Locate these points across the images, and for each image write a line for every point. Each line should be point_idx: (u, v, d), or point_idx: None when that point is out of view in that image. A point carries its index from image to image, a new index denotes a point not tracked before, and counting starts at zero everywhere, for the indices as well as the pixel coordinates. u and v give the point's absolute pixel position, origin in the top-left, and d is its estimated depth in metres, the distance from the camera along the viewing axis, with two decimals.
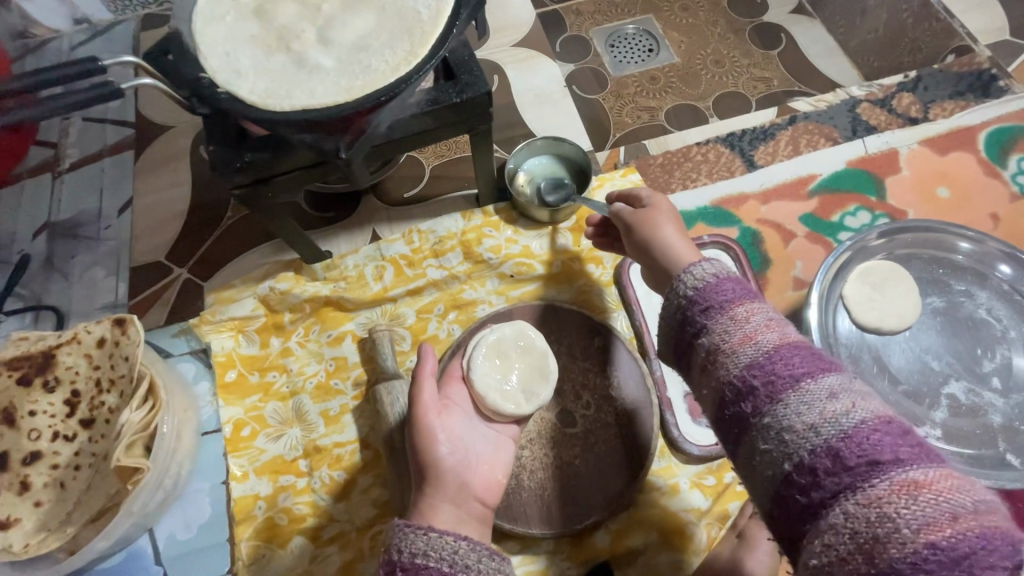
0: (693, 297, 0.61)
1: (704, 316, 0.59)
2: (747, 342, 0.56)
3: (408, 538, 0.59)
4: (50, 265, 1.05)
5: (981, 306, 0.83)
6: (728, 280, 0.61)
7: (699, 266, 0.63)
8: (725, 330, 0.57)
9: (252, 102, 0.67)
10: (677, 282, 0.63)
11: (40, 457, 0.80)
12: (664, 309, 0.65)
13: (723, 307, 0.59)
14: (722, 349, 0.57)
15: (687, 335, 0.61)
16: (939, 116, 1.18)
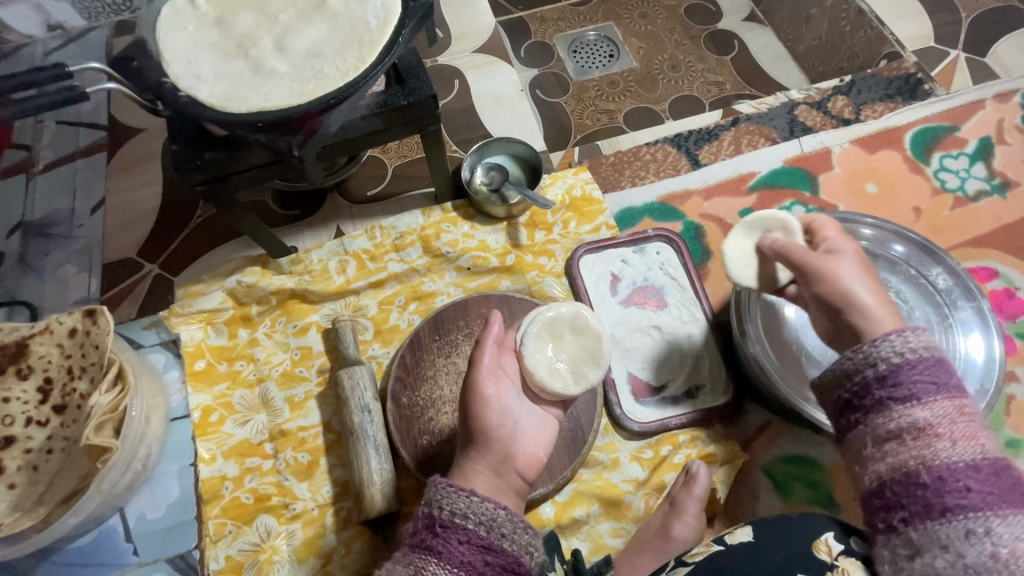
0: (896, 363, 0.63)
1: (913, 386, 0.61)
2: (965, 436, 0.59)
3: (450, 498, 0.65)
4: (24, 262, 1.09)
5: (890, 290, 0.92)
6: (943, 362, 0.63)
7: (921, 332, 0.64)
8: (945, 413, 0.60)
9: (211, 105, 0.73)
10: (887, 337, 0.64)
11: (13, 441, 0.84)
12: (851, 355, 0.65)
13: (937, 386, 0.61)
14: (931, 424, 0.59)
15: (879, 391, 0.63)
16: (870, 118, 1.26)
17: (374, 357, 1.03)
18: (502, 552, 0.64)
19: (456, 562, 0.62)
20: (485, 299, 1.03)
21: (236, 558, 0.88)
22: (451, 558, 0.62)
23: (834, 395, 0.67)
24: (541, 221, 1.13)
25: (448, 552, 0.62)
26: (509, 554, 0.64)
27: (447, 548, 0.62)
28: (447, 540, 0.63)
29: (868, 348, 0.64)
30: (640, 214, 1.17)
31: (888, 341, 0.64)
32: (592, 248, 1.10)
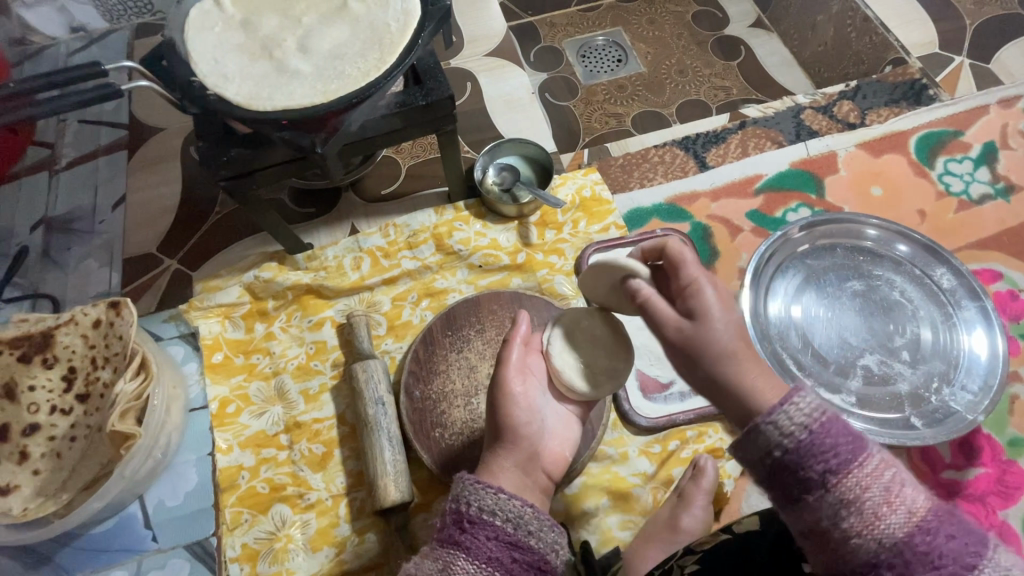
0: (793, 444, 0.51)
1: (820, 468, 0.51)
2: (891, 502, 0.49)
3: (478, 494, 0.63)
4: (47, 256, 1.12)
5: (895, 289, 0.94)
6: (829, 431, 0.51)
7: (793, 410, 0.52)
8: (838, 506, 0.50)
9: (237, 103, 0.75)
10: (773, 416, 0.52)
11: (38, 428, 0.87)
12: (747, 443, 0.54)
13: (843, 457, 0.51)
14: (852, 505, 0.50)
15: (790, 481, 0.52)
16: (875, 122, 1.28)
17: (387, 352, 1.06)
18: (529, 549, 0.62)
19: (483, 558, 0.60)
20: (497, 295, 1.05)
21: (252, 545, 0.90)
22: (479, 554, 0.60)
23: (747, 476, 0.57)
24: (551, 221, 1.16)
25: (476, 548, 0.60)
26: (535, 551, 0.62)
27: (474, 544, 0.60)
28: (475, 536, 0.61)
29: (760, 436, 0.53)
30: (648, 215, 1.19)
31: (778, 420, 0.52)
32: (601, 247, 1.12)
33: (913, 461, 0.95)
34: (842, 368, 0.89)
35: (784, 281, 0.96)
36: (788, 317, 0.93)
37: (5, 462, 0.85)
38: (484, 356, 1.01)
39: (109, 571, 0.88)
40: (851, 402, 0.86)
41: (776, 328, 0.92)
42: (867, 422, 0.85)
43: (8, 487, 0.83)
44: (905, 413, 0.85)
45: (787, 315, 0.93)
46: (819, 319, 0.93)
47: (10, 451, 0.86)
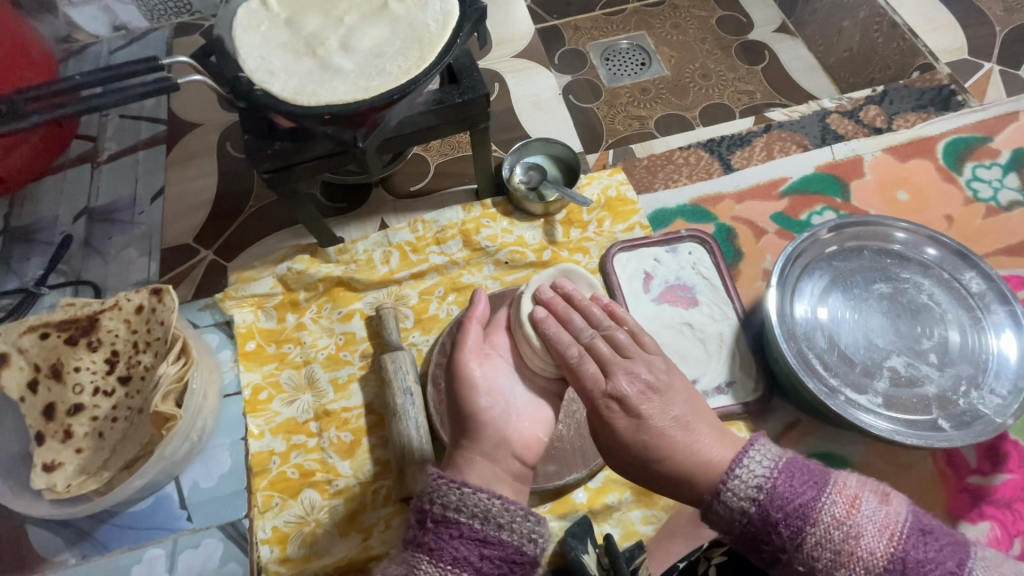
0: (745, 523, 0.65)
1: (774, 542, 0.64)
2: (849, 562, 0.61)
3: (443, 491, 0.66)
4: (89, 245, 1.16)
5: (923, 292, 0.94)
6: (782, 484, 0.65)
7: (746, 475, 0.66)
8: (813, 549, 0.62)
9: (283, 98, 0.78)
10: (718, 503, 0.66)
11: (82, 409, 0.90)
12: (712, 522, 0.68)
13: (792, 529, 0.63)
14: (812, 569, 0.62)
15: (757, 551, 0.66)
16: (902, 127, 1.29)
17: (414, 344, 1.08)
18: (500, 544, 0.65)
19: (449, 557, 0.63)
20: None
21: (282, 528, 0.93)
22: (445, 553, 0.63)
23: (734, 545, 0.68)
24: (577, 220, 1.17)
25: (441, 549, 0.63)
26: (507, 545, 0.65)
27: (440, 545, 0.63)
28: (440, 535, 0.64)
29: (718, 518, 0.67)
30: (673, 215, 1.20)
31: (724, 505, 0.66)
32: (626, 246, 1.13)
33: (938, 465, 0.95)
34: (867, 369, 0.90)
35: (810, 282, 0.96)
36: (813, 317, 0.94)
37: (50, 441, 0.88)
38: None
39: (146, 548, 0.90)
40: (877, 402, 0.87)
41: (801, 328, 0.93)
42: (892, 423, 0.85)
43: (52, 464, 0.86)
44: (932, 415, 0.86)
45: (813, 316, 0.94)
46: (846, 320, 0.94)
47: (55, 430, 0.89)
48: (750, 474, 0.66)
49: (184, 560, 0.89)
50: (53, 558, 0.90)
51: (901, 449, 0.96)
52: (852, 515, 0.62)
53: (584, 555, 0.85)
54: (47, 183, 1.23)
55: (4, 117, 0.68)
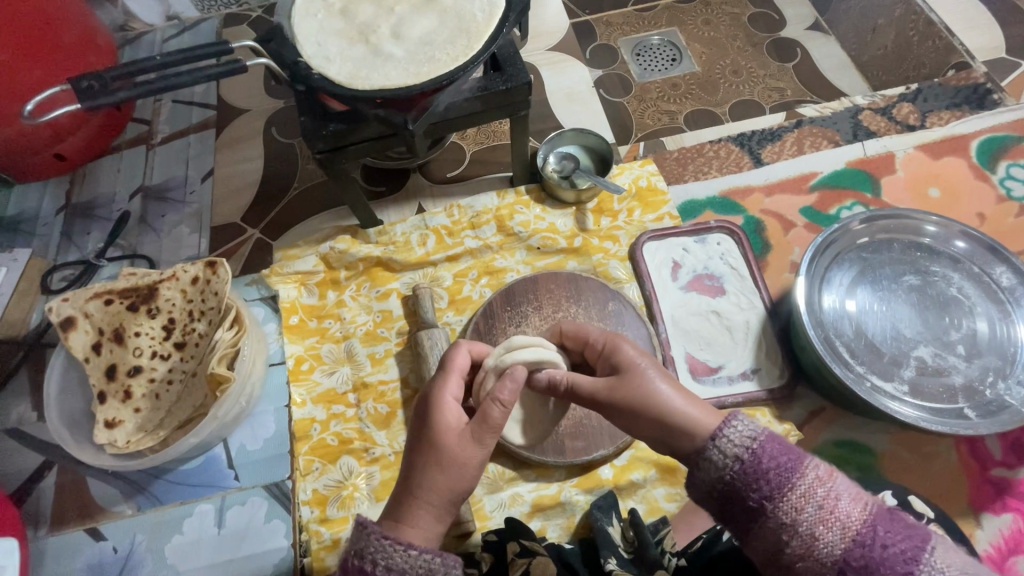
0: (731, 476, 0.66)
1: (757, 495, 0.63)
2: (826, 521, 0.60)
3: (385, 552, 0.62)
4: (144, 221, 1.23)
5: (953, 285, 0.96)
6: (768, 443, 0.66)
7: (735, 430, 0.67)
8: (795, 503, 0.62)
9: (339, 81, 0.83)
10: (708, 455, 0.67)
11: (140, 371, 0.96)
12: (697, 478, 0.69)
13: (775, 483, 0.63)
14: (790, 527, 0.61)
15: (739, 508, 0.65)
16: (936, 125, 1.29)
17: (448, 323, 1.12)
18: None
19: None
20: (555, 276, 1.10)
21: (321, 491, 0.98)
22: None
23: (712, 503, 0.68)
24: (607, 209, 1.20)
25: None
26: None
27: None
28: None
29: (705, 473, 0.68)
30: (702, 207, 1.23)
31: (714, 458, 0.67)
32: (656, 235, 1.16)
33: (962, 456, 0.96)
34: (895, 358, 0.92)
35: (839, 272, 0.98)
36: (841, 308, 0.96)
37: (110, 400, 0.93)
38: (541, 330, 1.06)
39: (196, 503, 0.97)
40: (903, 390, 0.89)
41: (829, 318, 0.95)
42: (917, 410, 0.87)
43: (114, 421, 0.92)
44: (959, 404, 0.87)
45: (840, 306, 0.96)
46: (874, 310, 0.95)
47: (115, 389, 0.94)
48: (741, 429, 0.68)
49: (231, 516, 0.96)
50: (111, 509, 0.97)
51: (925, 440, 0.98)
52: (831, 481, 0.63)
53: (609, 526, 0.89)
54: (105, 162, 1.30)
55: (96, 94, 0.75)
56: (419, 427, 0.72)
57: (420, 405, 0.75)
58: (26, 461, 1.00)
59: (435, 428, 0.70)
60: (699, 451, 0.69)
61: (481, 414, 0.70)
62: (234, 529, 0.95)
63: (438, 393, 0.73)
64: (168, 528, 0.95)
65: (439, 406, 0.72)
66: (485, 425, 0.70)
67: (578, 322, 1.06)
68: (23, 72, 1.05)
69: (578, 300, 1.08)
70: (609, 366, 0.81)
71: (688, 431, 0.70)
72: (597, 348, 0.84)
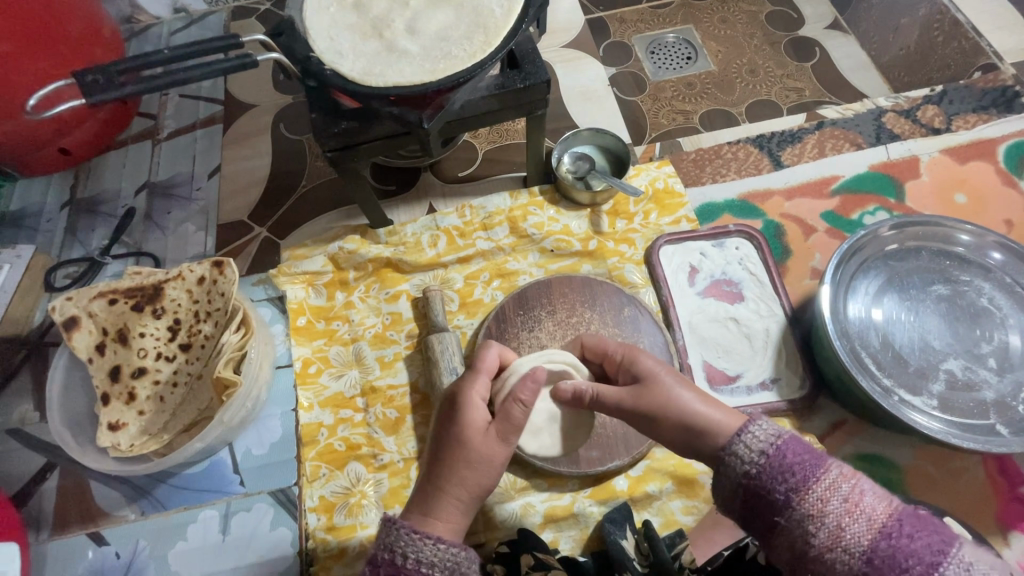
0: (756, 470, 0.63)
1: (782, 488, 0.61)
2: (852, 512, 0.58)
3: (416, 545, 0.62)
4: (149, 218, 1.21)
5: (984, 296, 0.93)
6: (789, 440, 0.64)
7: (757, 427, 0.65)
8: (818, 496, 0.59)
9: (352, 78, 0.80)
10: (733, 449, 0.65)
11: (145, 372, 0.94)
12: (721, 475, 0.66)
13: (800, 476, 0.61)
14: (816, 520, 0.59)
15: (762, 504, 0.62)
16: (962, 128, 1.25)
17: (459, 327, 1.09)
18: None
19: None
20: (569, 279, 1.07)
21: (328, 498, 0.95)
22: None
23: (734, 503, 0.65)
24: (623, 211, 1.17)
25: None
26: None
27: None
28: None
29: (729, 469, 0.65)
30: (720, 210, 1.20)
31: (739, 452, 0.65)
32: (673, 239, 1.13)
33: (989, 472, 0.93)
34: (923, 371, 0.89)
35: (865, 281, 0.95)
36: (868, 318, 0.93)
37: (114, 402, 0.91)
38: (554, 336, 1.03)
39: (200, 509, 0.95)
40: (931, 404, 0.86)
41: (855, 328, 0.92)
42: (946, 426, 0.84)
43: (116, 424, 0.90)
44: (990, 420, 0.84)
45: (866, 316, 0.93)
46: (902, 321, 0.93)
47: (119, 391, 0.92)
48: (766, 425, 0.66)
49: (236, 522, 0.94)
50: (114, 513, 0.95)
51: (951, 454, 0.95)
52: (856, 477, 0.61)
53: (622, 540, 0.86)
54: (110, 157, 1.28)
55: (103, 88, 0.72)
56: (443, 424, 0.71)
57: (444, 404, 0.72)
58: (28, 463, 0.98)
59: (471, 428, 0.68)
60: (724, 448, 0.66)
61: (503, 413, 0.68)
62: (240, 536, 0.93)
63: (464, 391, 0.71)
64: (172, 534, 0.93)
65: (465, 402, 0.70)
66: (508, 423, 0.68)
67: (592, 329, 1.03)
68: (28, 64, 1.02)
69: (593, 305, 1.05)
70: (630, 376, 0.77)
71: (713, 434, 0.68)
72: (616, 360, 0.80)
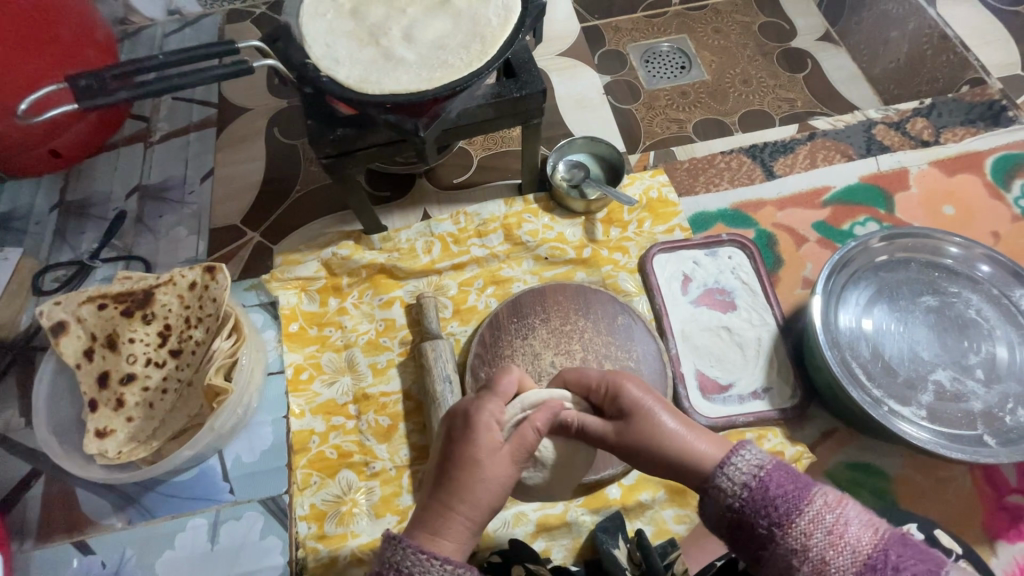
0: (739, 503, 0.64)
1: (765, 522, 0.61)
2: (836, 545, 0.58)
3: (421, 565, 0.61)
4: (141, 221, 1.20)
5: (971, 307, 0.94)
6: (772, 471, 0.64)
7: (739, 459, 0.66)
8: (800, 529, 0.60)
9: (349, 85, 0.80)
10: (717, 483, 0.65)
11: (134, 378, 0.92)
12: (706, 507, 0.67)
13: (783, 509, 0.61)
14: (800, 553, 0.59)
15: (748, 536, 0.63)
16: (950, 141, 1.27)
17: (452, 334, 1.09)
18: None
19: None
20: (563, 288, 1.08)
21: (319, 506, 0.95)
22: None
23: (722, 534, 0.66)
24: (617, 219, 1.18)
25: None
26: None
27: None
28: None
29: (714, 502, 0.66)
30: (713, 219, 1.20)
31: (722, 485, 0.65)
32: (666, 248, 1.14)
33: (977, 482, 0.94)
34: (912, 382, 0.90)
35: (856, 291, 0.96)
36: (857, 328, 0.94)
37: (102, 409, 0.90)
38: (548, 344, 1.03)
39: (189, 517, 0.93)
40: (920, 415, 0.87)
41: (845, 337, 0.93)
42: (934, 436, 0.85)
43: (104, 430, 0.88)
44: (977, 430, 0.86)
45: (856, 326, 0.94)
46: (891, 331, 0.94)
47: (108, 398, 0.91)
48: (749, 456, 0.66)
49: (225, 531, 0.92)
50: (101, 521, 0.93)
51: (940, 464, 0.96)
52: (840, 505, 0.61)
53: (615, 550, 0.86)
54: (101, 159, 1.27)
55: (94, 94, 0.72)
56: (444, 439, 0.69)
57: (457, 423, 0.71)
58: (13, 471, 0.97)
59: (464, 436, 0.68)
60: (707, 481, 0.67)
61: (519, 436, 0.69)
62: (229, 545, 0.92)
63: (480, 411, 0.70)
64: (160, 543, 0.92)
65: (481, 422, 0.69)
66: (521, 446, 0.69)
67: (586, 337, 1.03)
68: (19, 66, 1.01)
69: (587, 314, 1.05)
70: (615, 409, 0.75)
71: (693, 467, 0.68)
72: (600, 393, 0.77)
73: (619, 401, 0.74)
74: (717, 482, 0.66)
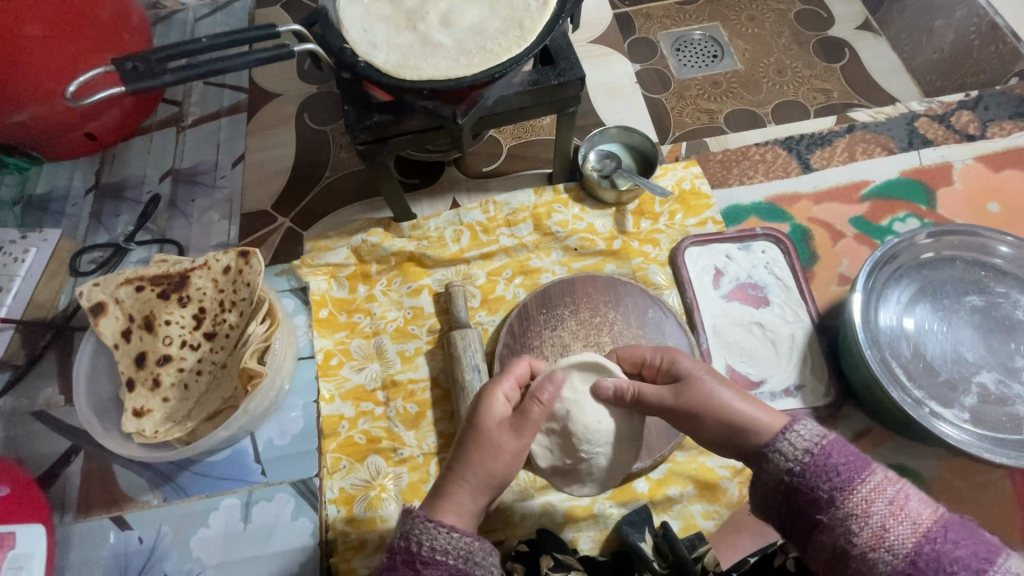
0: (799, 467, 0.63)
1: (826, 486, 0.61)
2: (897, 515, 0.58)
3: (430, 533, 0.62)
4: (174, 205, 1.21)
5: (1019, 308, 0.91)
6: (833, 444, 0.63)
7: (799, 430, 0.65)
8: (863, 496, 0.59)
9: (386, 71, 0.79)
10: (777, 446, 0.65)
11: (170, 360, 0.94)
12: (763, 473, 0.66)
13: (845, 475, 0.60)
14: (860, 519, 0.59)
15: (806, 500, 0.62)
16: (997, 135, 1.23)
17: (480, 323, 1.09)
18: None
19: None
20: (594, 278, 1.07)
21: (349, 490, 0.96)
22: None
23: (774, 497, 0.65)
24: (648, 211, 1.16)
25: None
26: None
27: None
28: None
29: (772, 465, 0.65)
30: (747, 212, 1.18)
31: (782, 449, 0.65)
32: (699, 240, 1.12)
33: (1016, 487, 0.92)
34: (955, 384, 0.88)
35: (898, 289, 0.94)
36: (898, 327, 0.92)
37: (138, 388, 0.91)
38: (577, 336, 1.02)
39: (222, 496, 0.95)
40: (963, 417, 0.85)
41: (886, 336, 0.91)
42: (978, 440, 0.83)
43: (142, 410, 0.90)
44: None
45: (897, 325, 0.92)
46: (935, 333, 0.91)
47: (144, 377, 0.92)
48: (810, 427, 0.65)
49: (257, 512, 0.94)
50: (138, 498, 0.96)
51: (978, 468, 0.93)
52: (901, 481, 0.61)
53: (641, 542, 0.87)
54: (135, 143, 1.28)
55: (140, 75, 0.72)
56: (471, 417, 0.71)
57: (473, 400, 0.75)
58: (55, 445, 0.99)
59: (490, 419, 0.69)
60: (765, 445, 0.66)
61: (523, 412, 0.70)
62: (262, 526, 0.93)
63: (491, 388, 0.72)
64: (193, 521, 0.94)
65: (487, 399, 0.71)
66: (528, 421, 0.69)
67: (616, 329, 1.02)
68: (58, 49, 1.02)
69: (616, 306, 1.04)
70: (668, 377, 0.76)
71: (750, 430, 0.68)
72: (654, 365, 0.78)
73: (672, 372, 0.75)
74: (770, 444, 0.66)
